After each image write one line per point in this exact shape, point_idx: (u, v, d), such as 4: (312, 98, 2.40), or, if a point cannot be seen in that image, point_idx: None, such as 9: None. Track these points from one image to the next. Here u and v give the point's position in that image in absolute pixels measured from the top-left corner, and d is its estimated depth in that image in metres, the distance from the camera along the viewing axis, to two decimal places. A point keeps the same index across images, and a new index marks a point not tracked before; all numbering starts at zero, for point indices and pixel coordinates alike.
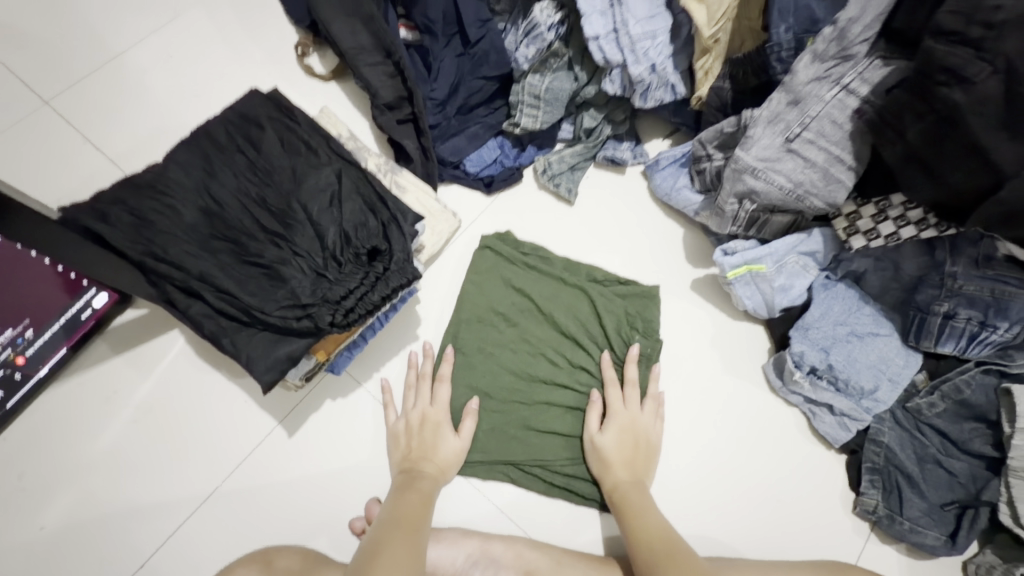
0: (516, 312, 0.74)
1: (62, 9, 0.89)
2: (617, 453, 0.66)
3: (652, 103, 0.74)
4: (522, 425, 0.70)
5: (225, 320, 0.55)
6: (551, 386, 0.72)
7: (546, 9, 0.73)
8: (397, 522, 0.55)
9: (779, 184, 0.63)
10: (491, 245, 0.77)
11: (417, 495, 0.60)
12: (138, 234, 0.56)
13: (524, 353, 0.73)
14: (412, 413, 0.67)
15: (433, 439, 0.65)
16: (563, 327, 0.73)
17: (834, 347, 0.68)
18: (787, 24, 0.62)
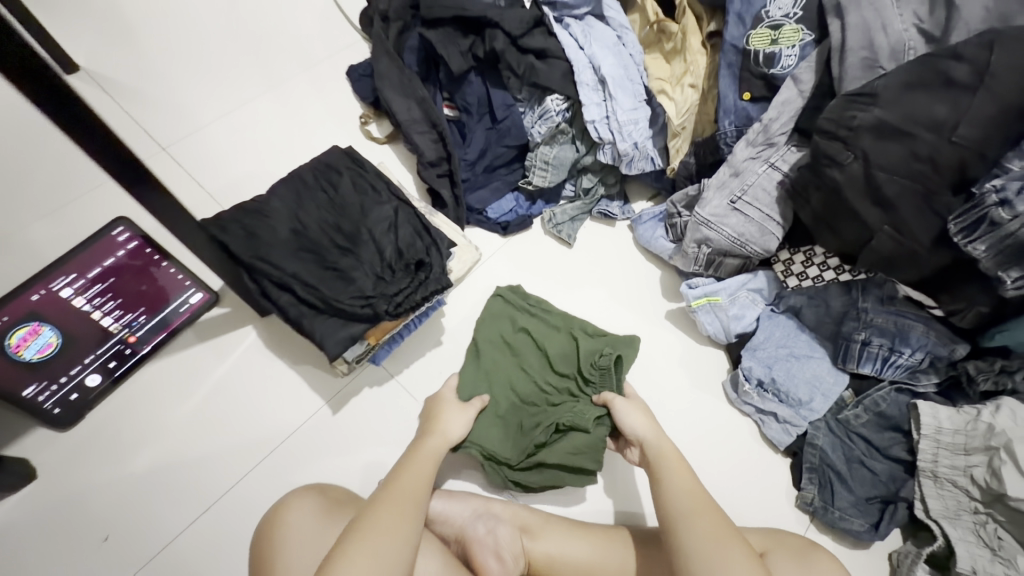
0: (519, 346, 0.87)
1: (183, 81, 1.16)
2: (642, 411, 0.75)
3: (635, 170, 0.96)
4: (513, 432, 0.80)
5: (306, 307, 0.73)
6: (538, 406, 0.83)
7: (556, 100, 0.96)
8: (404, 480, 0.67)
9: (727, 234, 0.83)
10: (503, 294, 0.92)
11: (430, 460, 0.72)
12: (251, 244, 0.75)
13: (523, 380, 0.85)
14: (430, 407, 0.80)
15: (440, 416, 0.78)
16: (554, 360, 0.85)
17: (777, 364, 0.84)
18: (731, 119, 0.84)
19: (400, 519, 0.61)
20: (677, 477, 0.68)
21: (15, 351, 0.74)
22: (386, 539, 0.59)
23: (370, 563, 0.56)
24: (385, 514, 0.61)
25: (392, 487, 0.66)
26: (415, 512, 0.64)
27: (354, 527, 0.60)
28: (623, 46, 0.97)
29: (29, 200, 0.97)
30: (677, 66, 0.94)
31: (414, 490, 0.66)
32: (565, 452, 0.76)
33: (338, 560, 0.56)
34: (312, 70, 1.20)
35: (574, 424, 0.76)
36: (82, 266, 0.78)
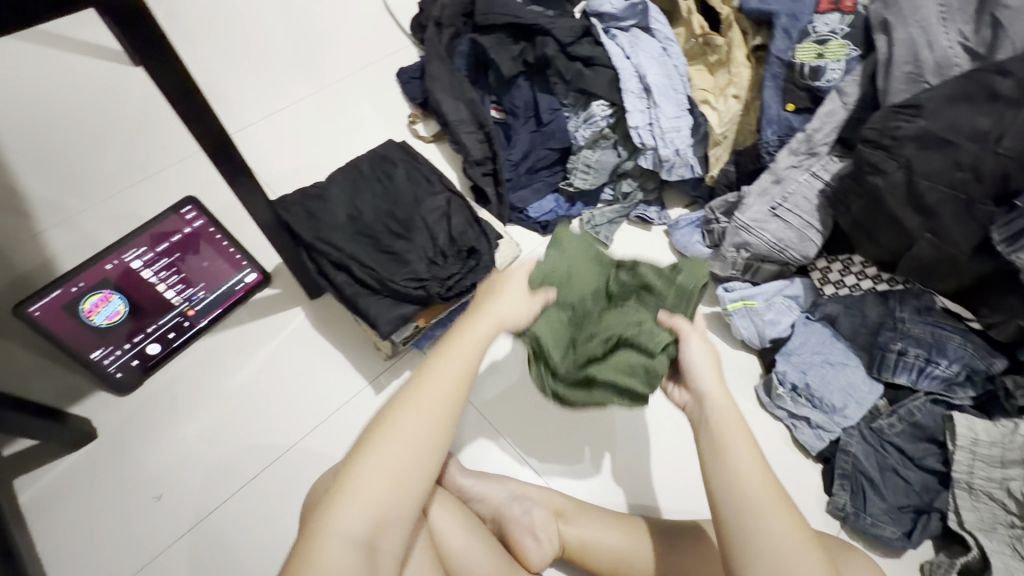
0: (582, 263, 0.64)
1: (244, 75, 1.22)
2: (707, 364, 0.60)
3: (675, 177, 0.99)
4: (565, 341, 0.61)
5: (362, 287, 0.78)
6: (594, 319, 0.63)
7: (601, 105, 1.00)
8: (431, 383, 0.56)
9: (767, 238, 0.85)
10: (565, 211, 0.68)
11: (466, 352, 0.58)
12: (314, 226, 0.80)
13: (583, 298, 0.62)
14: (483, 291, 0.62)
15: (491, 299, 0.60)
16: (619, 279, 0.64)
17: (811, 370, 0.85)
18: (773, 129, 0.87)
19: (418, 433, 0.55)
20: (740, 454, 0.56)
21: (87, 316, 0.79)
22: (402, 455, 0.53)
23: (386, 481, 0.53)
24: (402, 430, 0.54)
25: (416, 391, 0.56)
26: (441, 421, 0.56)
27: (368, 439, 0.54)
28: (668, 57, 1.00)
29: (105, 183, 1.05)
30: (720, 78, 0.97)
31: (440, 398, 0.56)
32: (615, 371, 0.61)
33: (352, 479, 0.53)
34: (364, 70, 1.25)
35: (637, 340, 0.60)
36: (152, 240, 0.83)
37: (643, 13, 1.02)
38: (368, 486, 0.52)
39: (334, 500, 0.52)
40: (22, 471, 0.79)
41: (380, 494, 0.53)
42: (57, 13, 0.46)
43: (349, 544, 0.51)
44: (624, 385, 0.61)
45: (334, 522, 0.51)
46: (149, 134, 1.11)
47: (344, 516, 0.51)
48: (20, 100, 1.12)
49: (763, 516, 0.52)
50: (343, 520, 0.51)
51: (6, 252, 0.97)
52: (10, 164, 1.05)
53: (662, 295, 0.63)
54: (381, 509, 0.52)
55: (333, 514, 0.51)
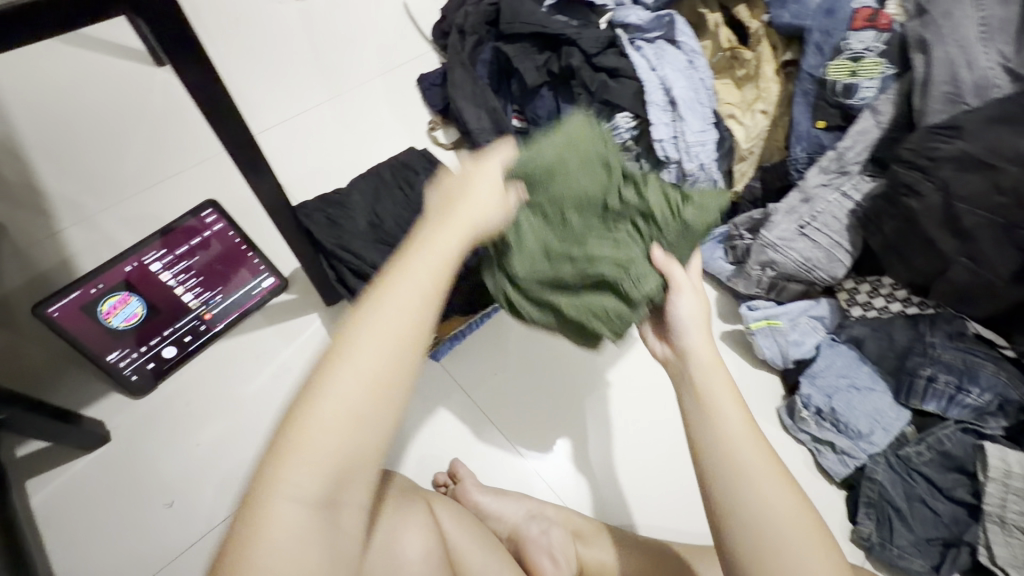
0: (584, 174, 0.58)
1: (265, 77, 1.21)
2: (695, 315, 0.60)
3: (698, 192, 0.97)
4: (541, 260, 0.57)
5: None
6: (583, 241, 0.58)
7: (626, 118, 0.98)
8: (393, 305, 0.45)
9: (794, 258, 0.83)
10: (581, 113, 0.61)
11: (435, 261, 0.48)
12: (335, 234, 0.80)
13: (574, 211, 0.58)
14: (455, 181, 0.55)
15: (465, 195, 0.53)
16: (620, 205, 0.59)
17: (837, 394, 0.83)
18: (802, 146, 0.85)
19: (380, 367, 0.44)
20: (726, 413, 0.54)
21: (105, 318, 0.78)
22: (361, 394, 0.43)
23: (343, 428, 0.43)
24: (360, 363, 0.43)
25: (374, 316, 0.45)
26: (406, 347, 0.45)
27: (317, 379, 0.44)
28: (694, 70, 0.99)
29: (126, 184, 1.05)
30: (748, 92, 0.96)
31: (404, 322, 0.45)
32: (583, 302, 0.58)
33: (299, 430, 0.42)
34: (386, 76, 1.24)
35: (620, 280, 0.57)
36: (171, 243, 0.81)
37: (670, 25, 1.02)
38: (320, 436, 0.42)
39: (279, 455, 0.42)
40: (35, 472, 0.78)
41: (335, 443, 0.42)
42: (102, 12, 0.46)
43: (302, 505, 0.42)
44: (589, 323, 0.58)
45: (284, 482, 0.42)
46: (170, 136, 1.11)
47: (293, 474, 0.42)
48: (44, 99, 1.13)
49: (754, 475, 0.51)
50: (292, 479, 0.42)
51: (27, 250, 0.97)
52: (33, 162, 1.06)
53: (663, 234, 0.59)
54: (341, 461, 0.43)
55: (282, 472, 0.42)
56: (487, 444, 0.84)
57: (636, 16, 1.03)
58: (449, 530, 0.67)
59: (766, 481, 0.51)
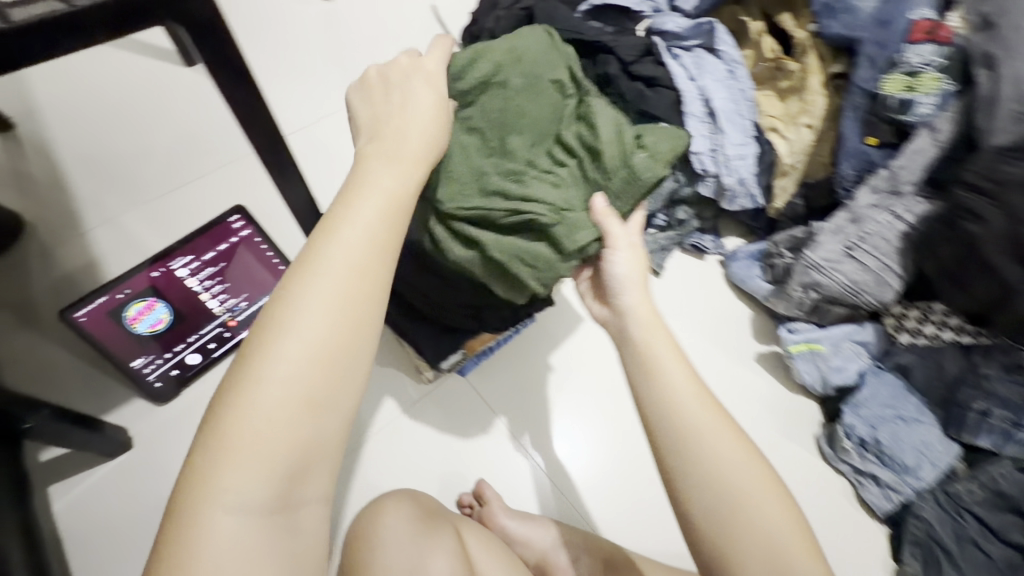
0: (529, 106, 0.63)
1: (289, 77, 1.19)
2: (631, 273, 0.59)
3: (736, 207, 0.95)
4: (474, 187, 0.60)
5: (411, 314, 0.76)
6: (523, 173, 0.61)
7: (663, 128, 0.94)
8: (330, 264, 0.42)
9: (840, 280, 0.79)
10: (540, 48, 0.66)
11: (373, 208, 0.45)
12: None
13: (513, 140, 0.62)
14: (387, 82, 0.54)
15: (406, 111, 0.52)
16: (564, 144, 0.63)
17: (882, 425, 0.79)
18: (851, 163, 0.82)
19: (323, 337, 0.40)
20: (671, 369, 0.52)
21: (131, 323, 0.78)
22: (304, 370, 0.39)
23: (289, 410, 0.38)
24: (298, 335, 0.39)
25: (308, 280, 0.41)
26: (349, 312, 0.41)
27: (247, 361, 0.39)
28: (735, 81, 0.95)
29: (152, 185, 1.05)
30: (792, 105, 0.92)
31: (348, 279, 0.42)
32: (508, 241, 0.61)
33: (233, 421, 0.37)
34: None
35: (547, 224, 0.60)
36: (197, 249, 0.82)
37: (710, 34, 0.99)
38: (259, 424, 0.37)
39: (212, 455, 0.37)
40: (57, 477, 0.78)
41: (280, 430, 0.38)
42: (135, 26, 0.45)
43: (248, 509, 0.37)
44: (512, 259, 0.61)
45: (222, 484, 0.36)
46: (197, 137, 1.10)
47: (236, 473, 0.37)
48: (74, 97, 1.13)
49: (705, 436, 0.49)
50: (231, 480, 0.37)
51: (53, 250, 0.97)
52: (61, 161, 1.06)
53: (607, 182, 0.62)
54: (291, 451, 0.38)
55: (215, 473, 0.37)
56: (512, 463, 0.83)
57: (674, 23, 0.99)
58: (477, 556, 0.65)
59: (716, 437, 0.49)
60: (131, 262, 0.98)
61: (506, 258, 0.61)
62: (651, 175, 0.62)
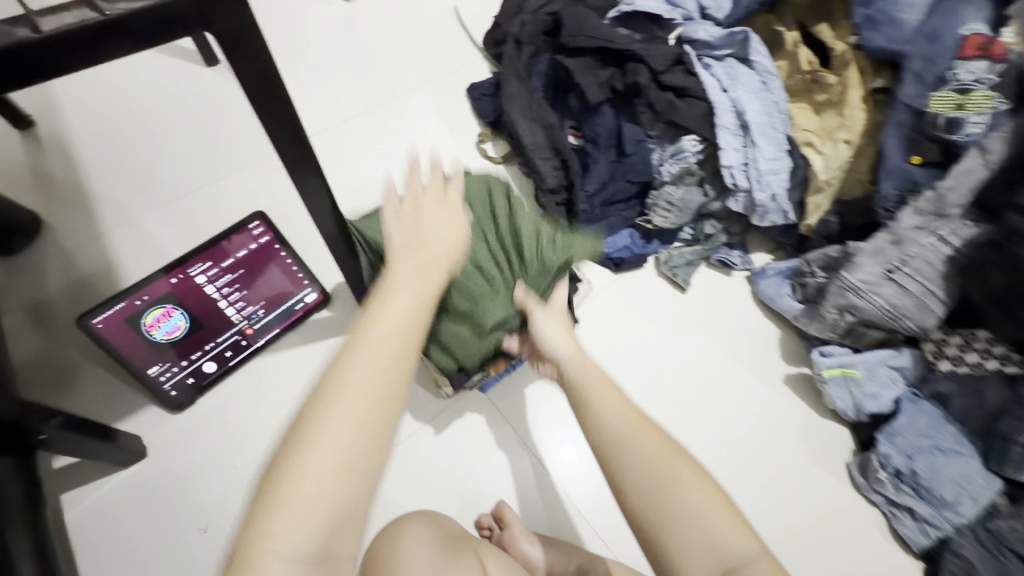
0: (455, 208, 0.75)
1: (312, 78, 1.17)
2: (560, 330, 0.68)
3: (766, 223, 0.91)
4: None
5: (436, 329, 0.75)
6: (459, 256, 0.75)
7: (693, 140, 0.92)
8: (375, 344, 0.49)
9: (878, 304, 0.76)
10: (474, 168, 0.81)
11: (411, 301, 0.53)
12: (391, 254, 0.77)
13: None
14: (422, 198, 0.63)
15: (441, 228, 0.61)
16: (489, 241, 0.75)
17: (919, 456, 0.75)
18: (893, 182, 0.79)
19: (369, 406, 0.45)
20: (604, 397, 0.60)
21: (148, 330, 0.77)
22: (353, 437, 0.44)
23: (335, 482, 0.42)
24: (346, 404, 0.45)
25: (358, 356, 0.48)
26: (391, 388, 0.47)
27: (299, 436, 0.44)
28: (768, 92, 0.92)
29: (170, 187, 1.04)
30: (828, 119, 0.88)
31: (386, 359, 0.48)
32: (447, 327, 0.75)
33: (287, 482, 0.42)
34: (433, 84, 1.19)
35: (472, 312, 0.72)
36: (212, 256, 0.81)
37: (742, 43, 0.96)
38: (310, 485, 0.42)
39: (266, 514, 0.41)
40: (70, 486, 0.77)
41: (327, 491, 0.42)
42: (164, 37, 0.44)
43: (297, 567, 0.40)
44: (450, 341, 0.75)
45: (273, 542, 0.40)
46: (217, 139, 1.09)
47: (286, 531, 0.41)
48: (94, 96, 1.12)
49: (631, 448, 0.56)
50: (285, 537, 0.40)
51: (70, 251, 0.96)
52: (81, 161, 1.05)
53: (521, 274, 0.74)
54: (336, 514, 0.42)
55: (269, 530, 0.41)
56: (532, 483, 0.81)
57: (706, 31, 0.97)
58: None
59: (642, 447, 0.56)
60: (148, 265, 0.96)
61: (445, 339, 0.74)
62: (557, 262, 0.74)
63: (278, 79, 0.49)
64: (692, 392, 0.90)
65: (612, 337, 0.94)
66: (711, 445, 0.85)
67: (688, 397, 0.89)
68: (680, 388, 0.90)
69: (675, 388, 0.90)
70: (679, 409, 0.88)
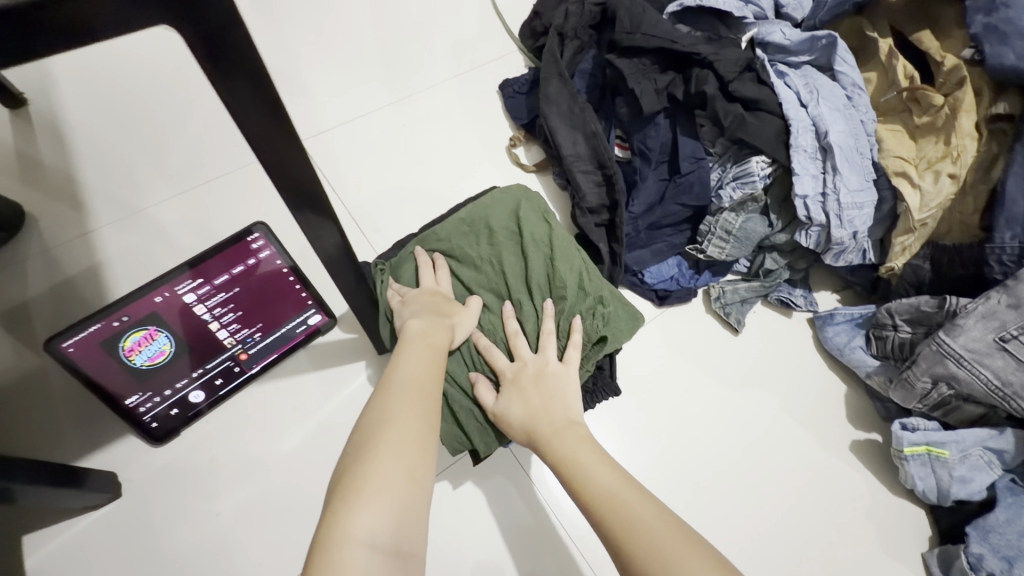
0: (486, 263, 0.71)
1: (331, 65, 1.06)
2: (521, 416, 0.62)
3: (842, 263, 0.79)
4: None
5: (455, 391, 0.67)
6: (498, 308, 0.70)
7: (762, 161, 0.80)
8: (407, 379, 0.56)
9: (985, 378, 0.65)
10: (497, 200, 0.74)
11: (433, 353, 0.60)
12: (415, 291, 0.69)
13: (483, 289, 0.71)
14: (423, 290, 0.68)
15: (447, 313, 0.66)
16: (520, 296, 0.70)
17: (1019, 560, 0.61)
18: (1013, 232, 0.66)
19: (415, 418, 0.52)
20: (592, 461, 0.56)
21: (127, 355, 0.65)
22: (408, 441, 0.49)
23: (399, 476, 0.46)
24: (399, 421, 0.50)
25: (399, 383, 0.55)
26: (434, 409, 0.54)
27: (365, 443, 0.48)
28: (854, 109, 0.79)
29: (165, 181, 0.93)
30: (928, 147, 0.74)
31: (423, 384, 0.56)
32: (462, 402, 0.66)
33: (358, 473, 0.46)
34: (463, 77, 1.07)
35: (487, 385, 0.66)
36: (232, 259, 0.67)
37: (826, 49, 0.82)
38: (379, 479, 0.45)
39: (342, 504, 0.44)
40: (35, 526, 0.69)
41: (397, 484, 0.46)
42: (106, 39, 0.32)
43: (376, 555, 0.42)
44: (465, 419, 0.66)
45: (353, 524, 0.42)
46: (223, 130, 0.98)
47: (366, 516, 0.43)
48: (93, 76, 1.01)
49: (632, 515, 0.49)
50: (364, 523, 0.42)
51: (55, 250, 0.87)
52: (75, 147, 0.95)
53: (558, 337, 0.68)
54: (403, 498, 0.45)
55: (349, 516, 0.43)
56: (552, 554, 0.71)
57: (781, 33, 0.84)
58: None
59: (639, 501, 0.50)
60: (138, 270, 0.86)
61: (462, 415, 0.66)
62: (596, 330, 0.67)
63: (274, 97, 0.38)
64: (742, 457, 0.78)
65: (652, 384, 0.82)
66: (760, 520, 0.74)
67: (739, 462, 0.77)
68: (727, 450, 0.78)
69: (723, 450, 0.78)
70: (728, 478, 0.76)
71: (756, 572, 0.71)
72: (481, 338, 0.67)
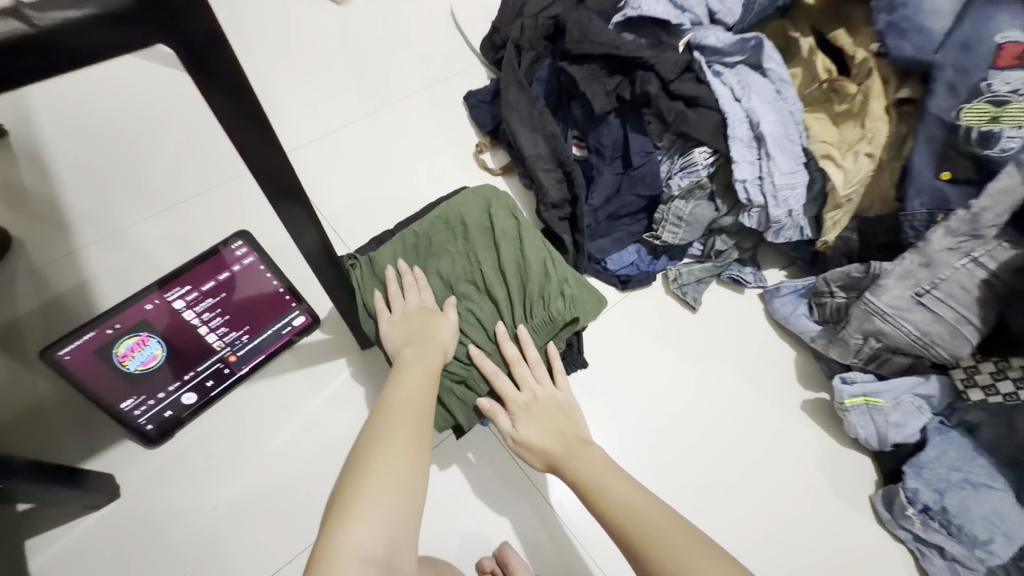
0: (461, 257, 0.77)
1: (304, 83, 1.12)
2: (539, 441, 0.69)
3: (782, 239, 0.87)
4: None
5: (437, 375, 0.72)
6: (473, 296, 0.76)
7: (704, 152, 0.87)
8: (398, 402, 0.63)
9: (907, 330, 0.73)
10: (468, 200, 0.79)
11: (427, 376, 0.67)
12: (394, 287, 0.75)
13: (459, 278, 0.77)
14: (408, 305, 0.73)
15: (433, 332, 0.71)
16: (493, 284, 0.75)
17: (948, 491, 0.70)
18: (922, 200, 0.75)
19: (405, 440, 0.59)
20: (598, 462, 0.65)
21: (121, 361, 0.69)
22: (400, 464, 0.57)
23: (391, 497, 0.54)
24: (391, 445, 0.58)
25: (392, 406, 0.63)
26: (424, 431, 0.62)
27: (359, 468, 0.56)
28: (784, 101, 0.88)
29: (148, 200, 0.97)
30: (849, 131, 0.83)
31: (413, 406, 0.63)
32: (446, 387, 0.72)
33: (351, 496, 0.54)
34: (430, 89, 1.13)
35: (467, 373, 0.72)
36: (216, 266, 0.73)
37: (755, 49, 0.91)
38: (369, 501, 0.53)
39: (338, 523, 0.52)
40: (37, 531, 0.71)
41: (386, 505, 0.54)
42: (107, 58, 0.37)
43: (367, 567, 0.50)
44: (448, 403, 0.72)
45: (346, 542, 0.50)
46: (203, 150, 1.03)
47: (359, 534, 0.51)
48: (73, 105, 1.06)
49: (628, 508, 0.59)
50: (356, 539, 0.50)
51: (41, 270, 0.90)
52: (56, 172, 0.98)
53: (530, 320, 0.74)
54: (392, 517, 0.53)
55: (343, 534, 0.51)
56: (551, 543, 0.75)
57: (715, 37, 0.93)
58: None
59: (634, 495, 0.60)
60: (124, 286, 0.90)
61: (443, 396, 0.72)
62: (565, 314, 0.73)
63: (255, 103, 0.44)
64: (704, 421, 0.84)
65: (620, 361, 0.88)
66: (723, 478, 0.81)
67: (701, 427, 0.84)
68: (690, 418, 0.85)
69: (687, 417, 0.85)
70: (692, 442, 0.83)
71: (720, 524, 0.78)
72: (482, 361, 0.71)
